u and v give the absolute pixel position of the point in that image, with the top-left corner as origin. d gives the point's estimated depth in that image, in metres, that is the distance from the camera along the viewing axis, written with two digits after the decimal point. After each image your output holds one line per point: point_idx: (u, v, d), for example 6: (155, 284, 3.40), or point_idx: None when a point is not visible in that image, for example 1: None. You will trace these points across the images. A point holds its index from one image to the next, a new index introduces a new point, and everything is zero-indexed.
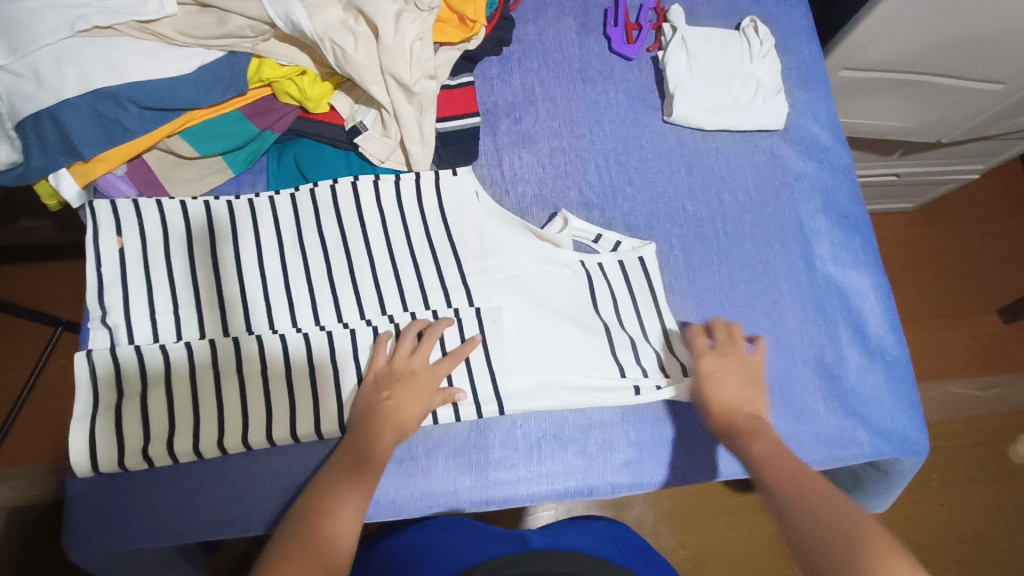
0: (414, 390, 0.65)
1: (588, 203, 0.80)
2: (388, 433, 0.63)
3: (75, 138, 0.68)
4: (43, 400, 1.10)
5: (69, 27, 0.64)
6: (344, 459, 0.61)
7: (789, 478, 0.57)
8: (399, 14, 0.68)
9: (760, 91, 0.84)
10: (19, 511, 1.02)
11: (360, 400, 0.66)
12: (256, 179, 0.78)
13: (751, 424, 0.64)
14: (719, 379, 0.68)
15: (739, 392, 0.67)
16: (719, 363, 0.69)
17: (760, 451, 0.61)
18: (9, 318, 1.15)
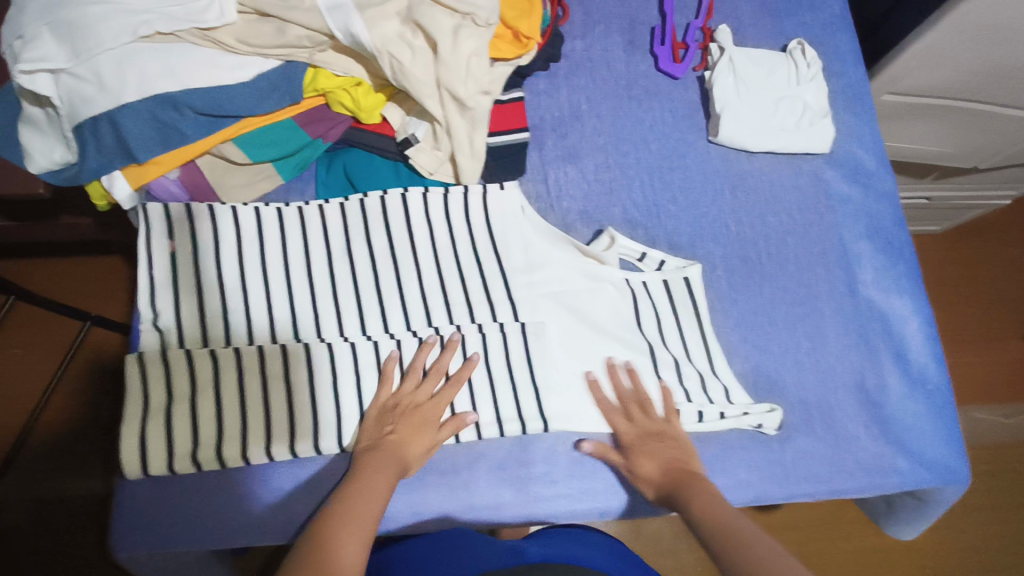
0: (417, 423, 0.65)
1: (632, 221, 0.80)
2: (393, 467, 0.62)
3: (131, 141, 0.69)
4: (70, 394, 1.11)
5: (132, 33, 0.65)
6: (351, 485, 0.60)
7: (727, 531, 0.57)
8: (456, 29, 0.67)
9: (807, 114, 0.84)
10: (82, 503, 1.06)
11: (363, 437, 0.65)
12: (304, 187, 0.78)
13: (692, 483, 0.64)
14: (646, 453, 0.67)
15: (662, 452, 0.67)
16: (642, 439, 0.68)
17: (699, 512, 0.60)
18: (42, 312, 1.16)
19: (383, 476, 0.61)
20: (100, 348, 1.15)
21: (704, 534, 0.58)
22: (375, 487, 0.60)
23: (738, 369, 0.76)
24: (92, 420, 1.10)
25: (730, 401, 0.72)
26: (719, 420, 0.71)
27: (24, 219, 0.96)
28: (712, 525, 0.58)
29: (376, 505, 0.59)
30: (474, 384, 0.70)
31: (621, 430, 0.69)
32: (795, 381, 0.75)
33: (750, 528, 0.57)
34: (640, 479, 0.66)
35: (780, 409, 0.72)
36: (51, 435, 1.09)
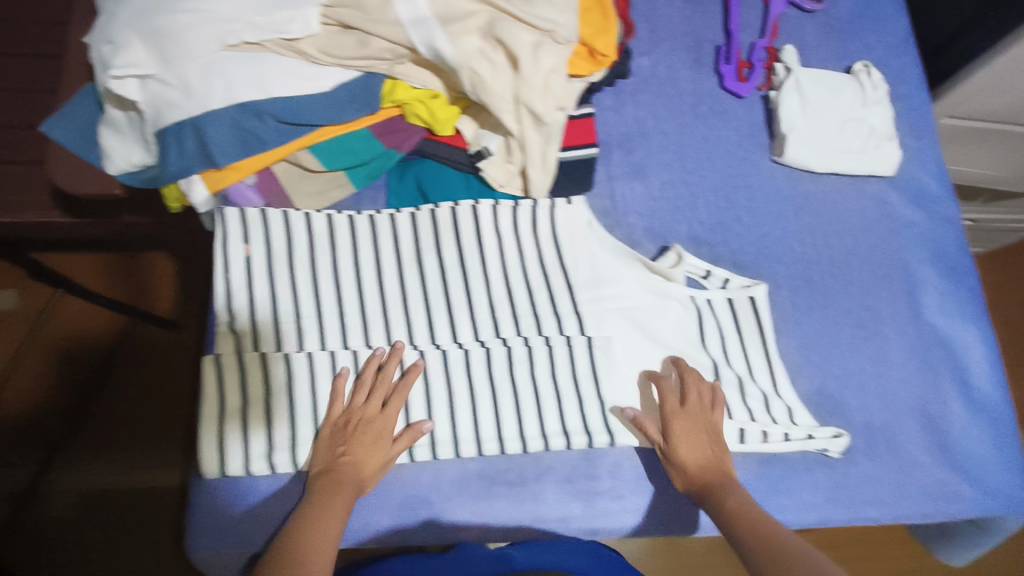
0: (368, 437, 0.65)
1: (697, 238, 0.81)
2: (349, 489, 0.63)
3: (213, 146, 0.69)
4: (114, 386, 1.16)
5: (220, 42, 0.67)
6: (307, 511, 0.60)
7: (762, 533, 0.59)
8: (536, 45, 0.68)
9: (873, 136, 0.84)
10: (140, 493, 1.10)
11: (318, 456, 0.65)
12: (375, 197, 0.80)
13: (723, 484, 0.65)
14: (688, 444, 0.67)
15: (704, 447, 0.67)
16: (689, 422, 0.68)
17: (735, 511, 0.62)
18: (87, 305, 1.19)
19: (338, 500, 0.62)
20: (144, 343, 1.19)
21: (739, 536, 0.60)
22: (330, 512, 0.60)
23: (802, 390, 0.76)
24: (149, 417, 1.15)
25: (795, 423, 0.72)
26: (784, 441, 0.71)
27: (88, 216, 0.89)
28: (747, 528, 0.60)
29: (332, 533, 0.59)
30: (541, 396, 0.71)
31: (676, 418, 0.67)
32: (858, 404, 0.76)
33: (785, 533, 0.59)
34: (677, 464, 0.66)
35: (846, 435, 0.72)
36: (105, 431, 1.13)
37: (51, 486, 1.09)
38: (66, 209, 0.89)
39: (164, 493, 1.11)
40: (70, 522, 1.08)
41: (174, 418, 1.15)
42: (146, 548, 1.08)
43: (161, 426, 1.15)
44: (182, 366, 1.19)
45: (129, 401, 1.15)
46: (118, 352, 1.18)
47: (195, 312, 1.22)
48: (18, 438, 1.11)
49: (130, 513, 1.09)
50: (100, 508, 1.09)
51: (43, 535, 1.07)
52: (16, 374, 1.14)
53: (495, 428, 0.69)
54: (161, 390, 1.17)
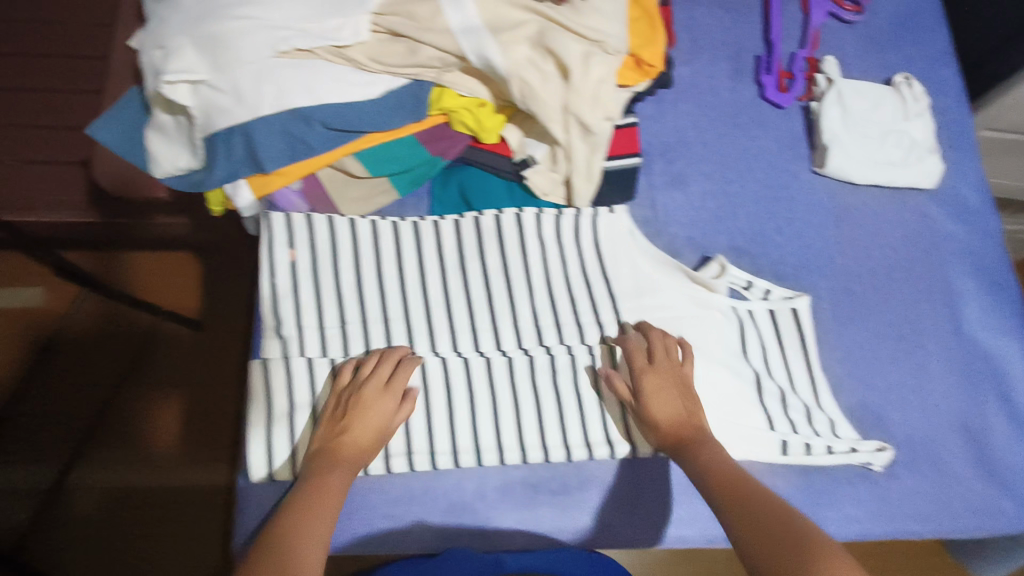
0: (366, 411, 0.64)
1: (738, 249, 0.81)
2: (345, 466, 0.62)
3: (261, 153, 0.70)
4: (145, 385, 1.17)
5: (272, 48, 0.67)
6: (307, 487, 0.60)
7: (733, 486, 0.59)
8: (587, 55, 0.68)
9: (914, 149, 0.84)
10: (167, 493, 1.11)
11: (319, 431, 0.65)
12: (419, 203, 0.80)
13: (698, 440, 0.64)
14: (660, 401, 0.66)
15: (679, 405, 0.67)
16: (662, 380, 0.67)
17: (713, 469, 0.61)
18: (118, 306, 1.20)
19: (337, 475, 0.62)
20: (173, 341, 1.20)
21: (707, 487, 0.60)
22: (330, 489, 0.60)
23: (843, 403, 0.76)
24: (179, 417, 1.16)
25: (837, 435, 0.72)
26: (827, 454, 0.71)
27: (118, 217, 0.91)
28: (723, 485, 0.59)
29: (327, 512, 0.59)
30: (584, 406, 0.71)
31: (647, 373, 0.68)
32: (900, 418, 0.76)
33: (754, 485, 0.59)
34: (647, 421, 0.66)
35: (890, 449, 0.72)
36: (135, 431, 1.14)
37: (78, 481, 1.11)
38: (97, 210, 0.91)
39: (190, 493, 1.12)
40: (95, 518, 1.09)
41: (205, 419, 1.16)
42: (173, 547, 1.09)
43: (192, 426, 1.15)
44: (215, 368, 1.19)
45: (159, 401, 1.16)
46: (150, 351, 1.19)
47: (232, 315, 1.22)
48: (48, 433, 1.12)
49: (157, 513, 1.10)
50: (125, 505, 1.10)
51: (68, 529, 1.08)
52: (47, 370, 1.15)
53: (539, 436, 0.69)
54: (193, 390, 1.17)
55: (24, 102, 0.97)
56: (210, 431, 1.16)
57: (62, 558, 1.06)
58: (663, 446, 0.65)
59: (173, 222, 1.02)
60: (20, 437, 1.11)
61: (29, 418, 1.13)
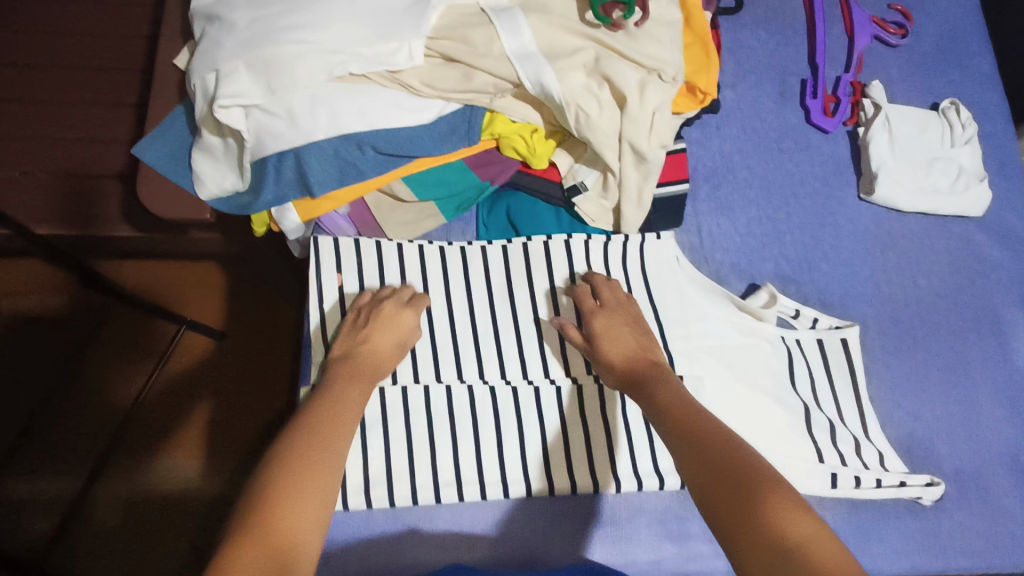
0: (388, 321, 0.67)
1: (784, 276, 0.80)
2: (368, 373, 0.64)
3: (312, 178, 0.70)
4: (168, 396, 1.15)
5: (327, 73, 0.66)
6: (322, 394, 0.61)
7: (685, 419, 0.57)
8: (642, 84, 0.68)
9: (962, 176, 0.83)
10: (199, 503, 1.09)
11: (336, 343, 0.67)
12: (465, 227, 0.79)
13: (654, 374, 0.63)
14: (613, 335, 0.68)
15: (631, 340, 0.67)
16: (611, 319, 0.69)
17: (664, 402, 0.59)
18: (138, 317, 1.19)
19: (356, 388, 0.62)
20: (194, 351, 1.18)
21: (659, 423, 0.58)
22: (347, 398, 0.61)
23: (891, 435, 0.75)
24: (207, 425, 1.14)
25: (886, 468, 0.72)
26: (876, 487, 0.70)
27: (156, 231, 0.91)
28: (677, 417, 0.57)
29: (350, 415, 0.60)
30: (632, 435, 0.71)
31: (595, 315, 0.69)
32: (949, 450, 0.75)
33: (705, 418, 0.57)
34: (602, 362, 0.66)
35: (941, 483, 0.71)
36: (161, 443, 1.13)
37: (105, 492, 1.09)
38: (134, 223, 0.91)
39: (215, 508, 1.09)
40: (120, 530, 1.07)
41: (236, 432, 1.14)
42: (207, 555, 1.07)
43: (222, 439, 1.14)
44: (252, 381, 1.17)
45: (189, 411, 1.14)
46: (176, 362, 1.17)
47: (268, 324, 1.20)
48: (76, 441, 1.11)
49: (189, 524, 1.08)
50: (148, 518, 1.08)
51: (91, 541, 1.06)
52: (75, 377, 1.14)
53: (588, 467, 0.69)
54: (224, 400, 1.15)
55: (56, 114, 0.96)
56: (240, 441, 1.14)
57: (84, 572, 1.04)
58: (619, 383, 0.65)
59: (210, 234, 0.90)
60: (48, 446, 1.10)
61: (56, 427, 1.11)
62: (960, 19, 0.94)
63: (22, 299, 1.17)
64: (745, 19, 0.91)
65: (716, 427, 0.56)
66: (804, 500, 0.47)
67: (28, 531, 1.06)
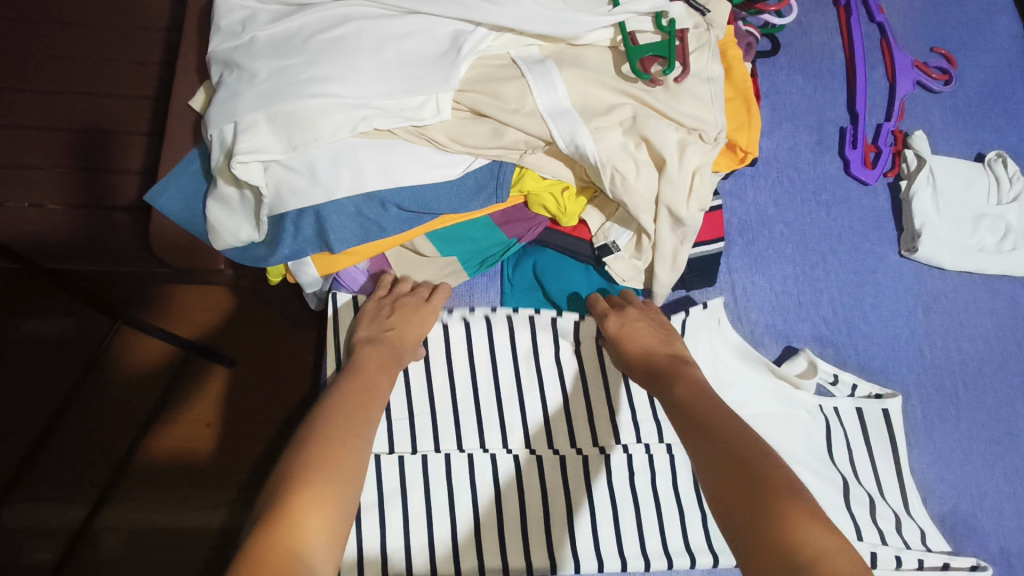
0: (415, 312, 0.69)
1: (821, 337, 0.77)
2: (392, 362, 0.65)
3: (332, 235, 0.67)
4: (175, 424, 1.12)
5: (351, 128, 0.63)
6: (356, 382, 0.62)
7: (706, 416, 0.56)
8: (682, 144, 0.65)
9: (1009, 236, 0.80)
10: (202, 535, 1.06)
11: (362, 328, 0.68)
12: (490, 283, 0.77)
13: (666, 366, 0.63)
14: (632, 330, 0.67)
15: (654, 336, 0.67)
16: (624, 318, 0.68)
17: (683, 398, 0.58)
18: (141, 337, 1.15)
19: (387, 377, 0.64)
20: (202, 376, 1.14)
21: (679, 417, 0.57)
22: (377, 388, 0.63)
23: (933, 510, 0.72)
24: (214, 454, 1.10)
25: (928, 547, 0.68)
26: (918, 568, 0.66)
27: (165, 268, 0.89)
28: (697, 414, 0.56)
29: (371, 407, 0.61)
30: (662, 507, 0.68)
31: (607, 318, 0.69)
32: (993, 527, 0.72)
33: (728, 415, 0.56)
34: (623, 357, 0.66)
35: (988, 568, 0.67)
36: (164, 469, 1.10)
37: (109, 520, 1.06)
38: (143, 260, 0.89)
39: (224, 537, 1.06)
40: (122, 560, 1.04)
41: (242, 459, 1.11)
42: None
43: (226, 466, 1.10)
44: (258, 411, 1.13)
45: (195, 437, 1.11)
46: (183, 388, 1.13)
47: (279, 349, 1.17)
48: (78, 468, 1.08)
49: (190, 558, 1.05)
50: (153, 549, 1.05)
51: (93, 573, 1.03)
52: (80, 401, 1.11)
53: (616, 543, 0.66)
54: (231, 429, 1.12)
55: (66, 142, 0.92)
56: (246, 474, 1.10)
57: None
58: (635, 377, 0.65)
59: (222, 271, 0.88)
60: (50, 473, 1.07)
61: (58, 452, 1.08)
62: (1003, 66, 0.91)
63: (23, 321, 1.13)
64: (782, 61, 0.87)
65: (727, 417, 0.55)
66: (824, 514, 0.47)
67: (27, 560, 1.03)
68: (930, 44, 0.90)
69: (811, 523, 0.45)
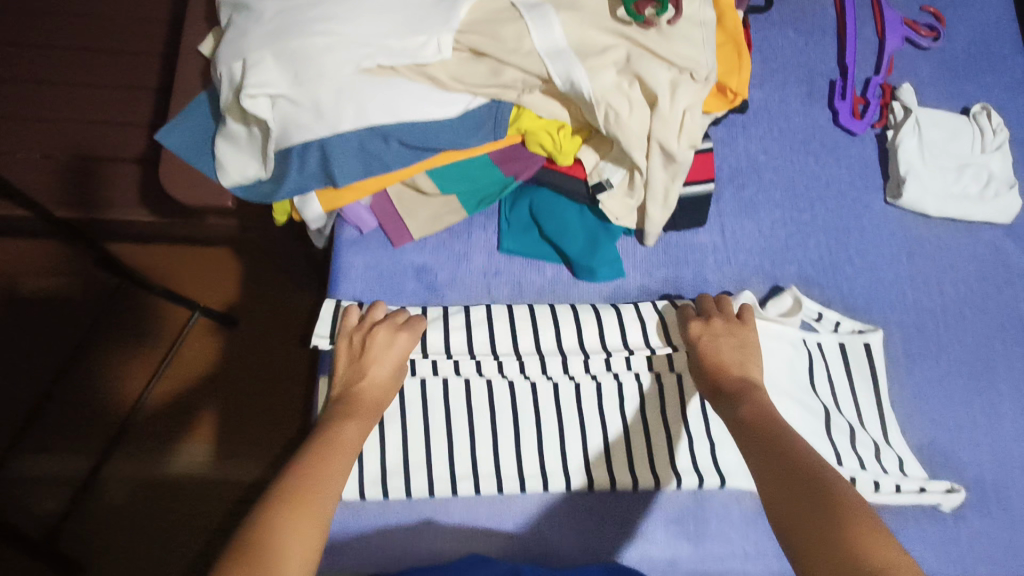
0: (381, 351, 0.67)
1: (807, 278, 0.80)
2: (363, 410, 0.64)
3: (336, 169, 0.69)
4: (176, 377, 1.14)
5: (355, 65, 0.66)
6: (322, 435, 0.61)
7: (775, 441, 0.58)
8: (674, 83, 0.68)
9: (992, 183, 0.83)
10: (226, 490, 1.09)
11: (336, 377, 0.68)
12: (487, 222, 0.79)
13: (740, 387, 0.65)
14: (710, 343, 0.68)
15: (732, 352, 0.68)
16: (706, 328, 0.70)
17: (750, 419, 0.61)
18: (149, 296, 1.18)
19: (356, 424, 0.63)
20: (205, 336, 1.17)
21: (746, 439, 0.59)
22: (345, 436, 0.61)
23: (912, 441, 0.75)
24: (226, 411, 1.13)
25: (905, 473, 0.71)
26: (894, 492, 0.70)
27: (172, 217, 0.91)
28: (765, 436, 0.59)
29: (343, 453, 0.60)
30: (651, 435, 0.70)
31: (691, 323, 0.71)
32: (969, 458, 0.75)
33: (796, 441, 0.58)
34: (698, 369, 0.68)
35: (961, 490, 0.71)
36: (165, 429, 1.12)
37: (113, 470, 1.09)
38: (153, 209, 0.90)
39: (252, 491, 1.09)
40: (126, 510, 1.07)
41: (266, 417, 1.13)
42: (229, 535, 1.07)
43: (245, 423, 1.13)
44: (263, 366, 1.16)
45: (195, 400, 1.14)
46: (184, 344, 1.15)
47: (280, 301, 1.19)
48: (85, 422, 1.11)
49: (215, 511, 1.08)
50: (176, 503, 1.08)
51: (102, 520, 1.06)
52: (86, 358, 1.13)
53: (606, 464, 0.69)
54: (235, 383, 1.15)
55: (77, 98, 0.95)
56: (256, 427, 1.13)
57: (95, 555, 1.04)
58: (704, 391, 0.67)
59: (229, 219, 0.91)
60: (60, 426, 1.10)
61: (65, 407, 1.11)
62: (991, 23, 0.93)
63: (35, 280, 1.16)
64: (774, 17, 0.90)
65: (793, 444, 0.57)
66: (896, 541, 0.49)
67: (36, 508, 1.06)
68: (920, 2, 0.92)
69: (887, 550, 0.48)
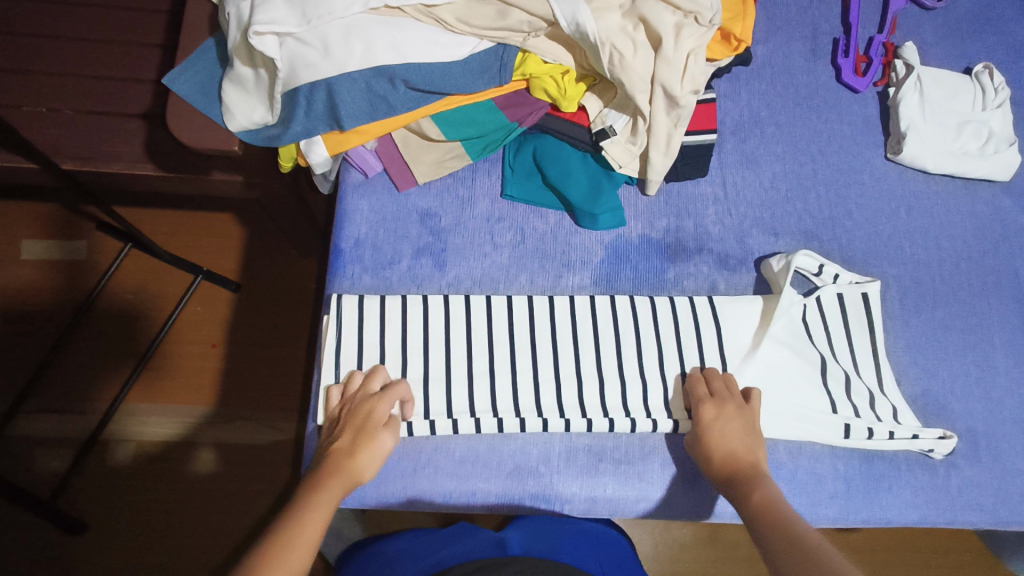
0: (359, 419, 0.66)
1: (807, 232, 0.80)
2: (340, 475, 0.63)
3: (342, 109, 0.70)
4: (177, 342, 1.13)
5: (363, 4, 0.66)
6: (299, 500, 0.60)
7: (784, 529, 0.57)
8: (678, 26, 0.68)
9: (991, 141, 0.83)
10: (260, 458, 1.10)
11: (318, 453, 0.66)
12: (490, 168, 0.80)
13: (755, 474, 0.64)
14: (722, 428, 0.67)
15: (742, 434, 0.67)
16: (720, 410, 0.68)
17: (760, 508, 0.61)
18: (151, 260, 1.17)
19: (330, 488, 0.61)
20: (206, 301, 1.16)
21: (758, 527, 0.59)
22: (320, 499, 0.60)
23: (906, 392, 0.76)
24: (240, 384, 1.13)
25: (899, 421, 0.72)
26: (888, 439, 0.71)
27: (176, 171, 0.89)
28: (775, 525, 0.58)
29: (317, 514, 0.58)
30: (647, 380, 0.72)
31: (702, 406, 0.69)
32: (962, 408, 0.76)
33: (807, 528, 0.57)
34: (711, 451, 0.67)
35: (954, 437, 0.72)
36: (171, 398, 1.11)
37: (116, 432, 1.09)
38: (159, 164, 0.89)
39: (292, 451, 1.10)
40: (129, 471, 1.08)
41: (273, 379, 1.13)
42: (269, 497, 1.08)
43: (253, 388, 1.13)
44: (266, 328, 1.16)
45: (196, 372, 1.13)
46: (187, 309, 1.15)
47: (283, 261, 1.19)
48: (88, 385, 1.11)
49: (250, 479, 1.09)
50: (206, 483, 1.08)
51: (106, 485, 1.07)
52: (90, 321, 1.14)
53: (601, 408, 0.71)
54: (239, 346, 1.14)
55: (79, 50, 0.93)
56: (271, 392, 1.13)
57: (98, 514, 1.05)
58: (718, 479, 0.66)
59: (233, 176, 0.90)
60: (65, 388, 1.11)
61: (70, 369, 1.12)
62: None
63: (42, 241, 1.17)
64: None
65: (816, 541, 0.55)
66: None
67: (41, 469, 1.07)
68: None
69: None
